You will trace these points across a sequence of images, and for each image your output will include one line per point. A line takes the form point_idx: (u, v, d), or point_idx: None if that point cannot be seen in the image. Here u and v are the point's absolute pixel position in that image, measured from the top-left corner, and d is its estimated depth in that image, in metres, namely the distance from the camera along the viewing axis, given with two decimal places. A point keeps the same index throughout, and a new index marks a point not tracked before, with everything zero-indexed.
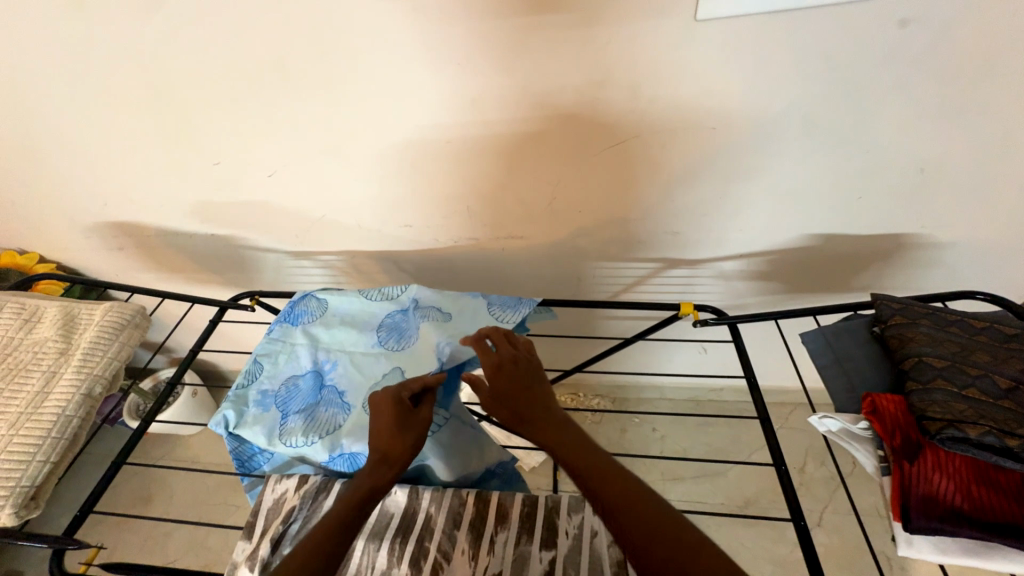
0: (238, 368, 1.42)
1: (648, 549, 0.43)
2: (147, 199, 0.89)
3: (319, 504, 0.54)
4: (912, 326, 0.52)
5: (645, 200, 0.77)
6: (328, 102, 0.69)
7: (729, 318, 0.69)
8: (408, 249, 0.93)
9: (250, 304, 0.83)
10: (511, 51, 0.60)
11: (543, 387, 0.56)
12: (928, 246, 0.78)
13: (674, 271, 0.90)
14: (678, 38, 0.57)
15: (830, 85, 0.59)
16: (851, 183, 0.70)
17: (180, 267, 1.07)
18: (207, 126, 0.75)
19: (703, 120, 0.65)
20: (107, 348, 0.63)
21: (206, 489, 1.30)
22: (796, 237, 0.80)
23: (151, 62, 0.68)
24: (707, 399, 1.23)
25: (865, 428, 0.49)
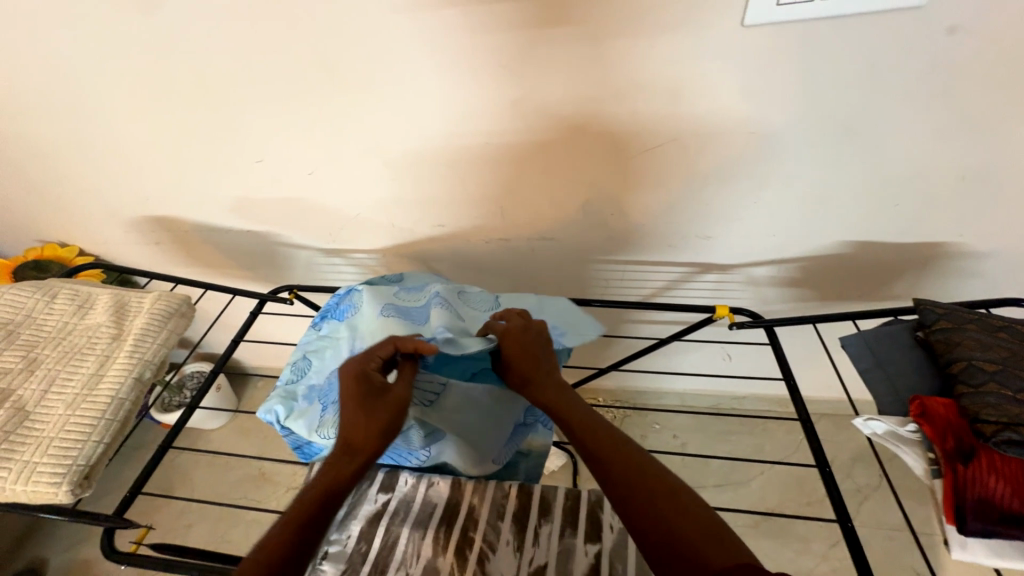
0: (262, 365, 1.44)
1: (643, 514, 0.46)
2: (189, 195, 0.92)
3: (363, 492, 0.60)
4: (960, 331, 0.52)
5: (680, 204, 0.78)
6: (372, 104, 0.71)
7: (766, 321, 0.70)
8: (439, 249, 0.94)
9: (288, 297, 0.85)
10: (557, 56, 0.62)
11: (550, 358, 0.58)
12: (963, 254, 0.78)
13: (703, 276, 0.90)
14: (725, 42, 0.58)
15: (874, 91, 0.60)
16: (890, 189, 0.70)
17: (213, 263, 1.09)
18: (253, 124, 0.78)
19: (744, 125, 0.66)
20: (157, 335, 0.66)
21: (227, 483, 1.31)
22: (830, 244, 0.80)
23: (206, 62, 0.70)
24: (729, 408, 1.22)
25: (914, 431, 0.49)
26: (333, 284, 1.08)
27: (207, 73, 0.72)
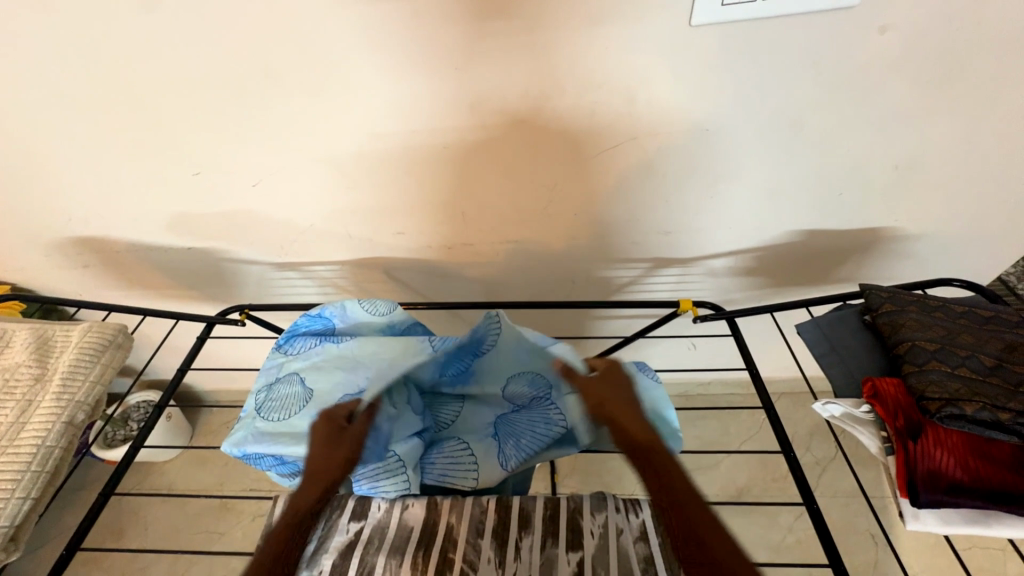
0: (216, 387, 1.36)
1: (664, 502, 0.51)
2: (117, 213, 0.84)
3: (333, 522, 0.59)
4: (902, 312, 0.55)
5: (639, 202, 0.78)
6: (320, 110, 0.68)
7: (727, 313, 0.72)
8: (400, 257, 0.91)
9: (239, 318, 0.80)
10: (511, 57, 0.61)
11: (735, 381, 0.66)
12: (900, 237, 0.84)
13: (665, 270, 0.92)
14: (674, 42, 0.59)
15: (816, 88, 0.63)
16: (833, 180, 0.74)
17: (152, 284, 1.01)
18: (186, 134, 0.72)
19: (696, 122, 0.67)
20: (88, 371, 0.67)
21: (185, 517, 1.23)
22: (783, 233, 0.83)
23: (126, 68, 0.64)
24: (696, 394, 1.26)
25: (867, 412, 0.52)
26: (290, 300, 1.03)
27: (128, 80, 0.65)
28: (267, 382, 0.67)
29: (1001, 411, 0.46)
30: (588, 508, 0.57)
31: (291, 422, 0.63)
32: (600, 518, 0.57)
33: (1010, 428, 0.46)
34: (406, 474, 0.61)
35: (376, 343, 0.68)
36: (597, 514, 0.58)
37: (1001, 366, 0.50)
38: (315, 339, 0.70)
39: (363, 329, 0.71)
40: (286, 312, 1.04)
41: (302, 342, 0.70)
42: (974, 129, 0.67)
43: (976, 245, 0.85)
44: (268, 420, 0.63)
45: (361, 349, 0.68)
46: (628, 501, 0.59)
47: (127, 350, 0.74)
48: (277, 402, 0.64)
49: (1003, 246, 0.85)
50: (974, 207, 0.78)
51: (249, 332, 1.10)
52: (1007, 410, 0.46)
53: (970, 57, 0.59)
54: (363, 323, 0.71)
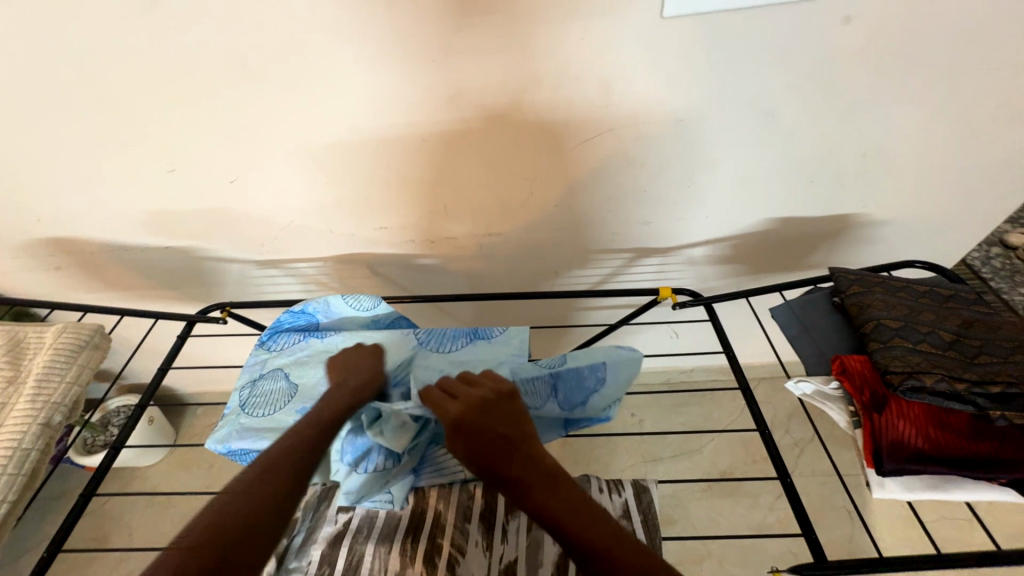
0: (199, 389, 1.34)
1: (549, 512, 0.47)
2: (90, 212, 0.82)
3: (321, 513, 0.60)
4: (869, 293, 0.58)
5: (619, 192, 0.80)
6: (297, 104, 0.67)
7: (705, 298, 0.74)
8: (383, 252, 0.91)
9: (220, 316, 0.79)
10: (489, 49, 0.61)
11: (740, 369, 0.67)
12: (869, 224, 0.87)
13: (646, 259, 0.94)
14: (647, 34, 0.60)
15: (785, 78, 0.65)
16: (804, 167, 0.76)
17: (129, 284, 0.99)
18: (158, 130, 0.70)
19: (671, 113, 0.69)
20: (64, 372, 0.66)
21: (171, 520, 1.22)
22: (758, 221, 0.86)
23: (92, 62, 0.62)
24: (680, 381, 1.29)
25: (836, 388, 0.55)
26: (272, 298, 1.02)
27: (95, 74, 0.63)
28: (249, 380, 0.66)
29: (959, 382, 0.49)
30: None
31: (276, 417, 0.63)
32: None
33: (967, 398, 0.48)
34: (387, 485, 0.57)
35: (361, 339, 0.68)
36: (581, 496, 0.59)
37: (959, 340, 0.53)
38: (300, 334, 0.70)
39: (349, 325, 0.71)
40: (269, 310, 1.03)
41: (286, 338, 0.70)
42: (934, 117, 0.70)
43: (939, 230, 0.89)
44: (253, 417, 0.63)
45: (344, 343, 0.68)
46: (611, 482, 0.61)
47: (105, 350, 0.73)
48: (261, 398, 0.64)
49: (963, 230, 0.89)
50: (937, 192, 0.81)
51: (232, 332, 1.09)
52: (964, 381, 0.49)
53: (929, 47, 0.62)
54: (352, 320, 0.71)
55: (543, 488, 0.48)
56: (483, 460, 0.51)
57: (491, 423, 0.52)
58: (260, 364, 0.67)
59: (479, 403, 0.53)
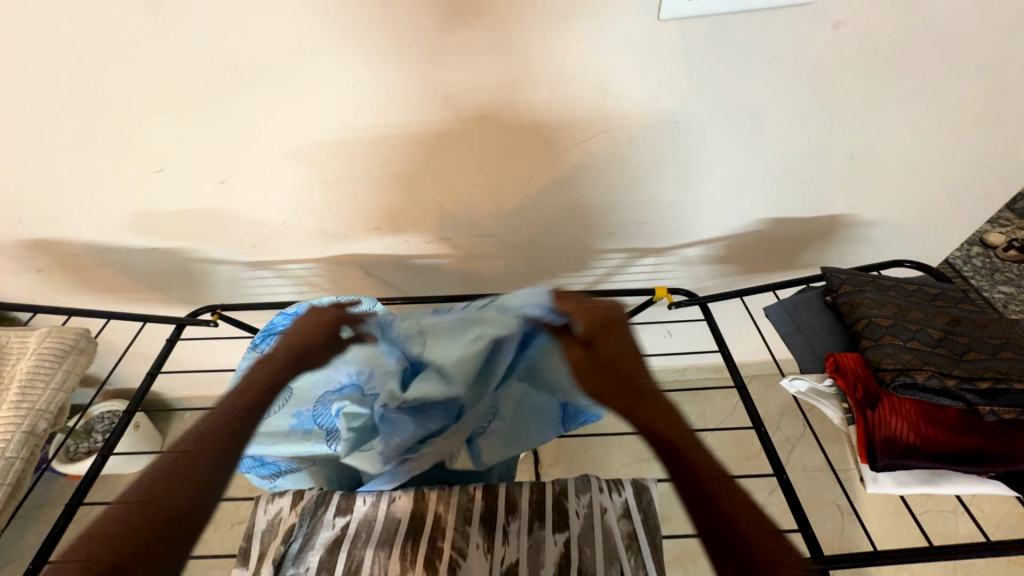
0: (187, 393, 1.31)
1: (662, 432, 0.56)
2: (73, 213, 0.80)
3: (318, 518, 0.57)
4: (859, 292, 0.59)
5: (614, 193, 0.80)
6: (290, 103, 0.66)
7: (700, 298, 0.75)
8: (378, 253, 0.91)
9: (211, 319, 0.77)
10: (485, 49, 0.61)
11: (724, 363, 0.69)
12: (858, 224, 0.89)
13: (641, 260, 0.95)
14: (643, 36, 0.61)
15: (777, 81, 0.66)
16: (795, 169, 0.78)
17: (115, 287, 0.97)
18: (145, 129, 0.68)
19: (666, 115, 0.69)
20: (50, 378, 0.65)
21: None
22: (750, 222, 0.87)
23: (76, 60, 0.61)
24: (673, 380, 1.30)
25: (830, 385, 0.56)
26: (264, 300, 1.00)
27: (80, 72, 0.62)
28: (241, 383, 0.65)
29: (949, 378, 0.50)
30: (572, 490, 0.59)
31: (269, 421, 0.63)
32: (585, 498, 0.59)
33: (956, 394, 0.49)
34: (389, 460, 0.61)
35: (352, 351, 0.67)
36: (582, 495, 0.59)
37: (947, 337, 0.54)
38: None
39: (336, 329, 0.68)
40: (260, 313, 1.01)
41: (279, 340, 0.69)
42: (920, 119, 0.71)
43: (925, 229, 0.91)
44: None
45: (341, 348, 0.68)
46: (611, 481, 0.60)
47: (92, 355, 0.71)
48: None
49: (948, 230, 0.91)
50: (923, 193, 0.83)
51: (222, 335, 1.07)
52: (953, 377, 0.50)
53: (915, 51, 0.63)
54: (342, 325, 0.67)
55: (657, 416, 0.57)
56: (607, 365, 0.62)
57: (626, 347, 0.63)
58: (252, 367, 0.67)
59: (621, 355, 0.62)
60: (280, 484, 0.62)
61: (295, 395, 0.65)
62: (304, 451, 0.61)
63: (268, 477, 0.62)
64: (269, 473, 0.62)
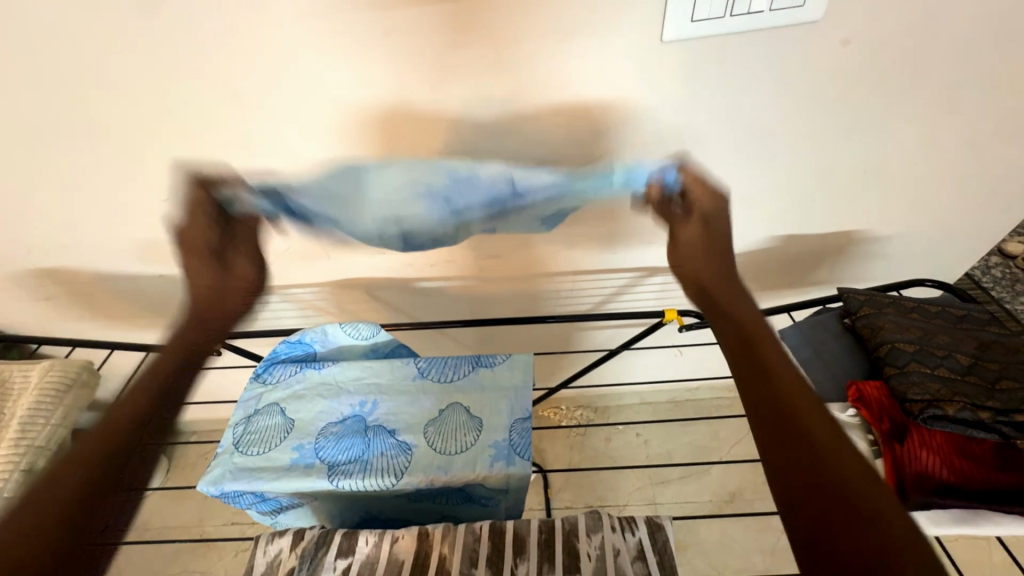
0: (192, 417, 1.31)
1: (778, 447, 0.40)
2: (83, 243, 0.80)
3: (319, 560, 0.55)
4: (879, 315, 0.57)
5: (619, 212, 0.79)
6: (295, 131, 0.66)
7: (712, 320, 0.72)
8: (384, 277, 0.90)
9: (214, 348, 0.77)
10: (486, 76, 0.61)
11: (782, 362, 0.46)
12: (873, 240, 0.86)
13: (651, 279, 0.93)
14: (647, 57, 0.60)
15: (785, 99, 0.65)
16: (807, 186, 0.76)
17: (123, 314, 0.97)
18: (152, 159, 0.69)
19: (672, 135, 0.68)
20: (48, 415, 0.69)
21: (163, 557, 1.18)
22: (760, 240, 0.85)
23: (90, 94, 0.62)
24: (684, 400, 1.27)
25: (853, 415, 0.53)
26: (269, 325, 1.00)
27: (94, 105, 0.63)
28: (243, 418, 0.64)
29: (982, 410, 0.47)
30: (583, 529, 0.56)
31: (271, 456, 0.60)
32: (596, 539, 0.56)
33: (990, 426, 0.47)
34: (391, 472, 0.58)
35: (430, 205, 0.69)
36: (593, 536, 0.57)
37: (977, 364, 0.52)
38: (296, 365, 0.68)
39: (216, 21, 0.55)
40: (265, 337, 1.01)
41: (282, 369, 0.68)
42: (935, 134, 0.69)
43: (944, 244, 0.88)
44: (247, 456, 0.60)
45: (346, 377, 0.67)
46: (624, 519, 0.58)
47: (91, 387, 0.77)
48: (255, 437, 0.61)
49: (967, 245, 0.88)
50: (940, 207, 0.80)
51: (227, 361, 1.07)
52: (987, 409, 0.47)
53: (926, 66, 0.62)
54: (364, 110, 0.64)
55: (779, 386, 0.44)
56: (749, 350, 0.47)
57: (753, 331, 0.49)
58: (254, 401, 0.65)
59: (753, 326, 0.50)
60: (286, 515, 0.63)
61: (296, 426, 0.62)
62: (305, 487, 0.57)
63: (273, 510, 0.61)
64: (274, 507, 0.61)
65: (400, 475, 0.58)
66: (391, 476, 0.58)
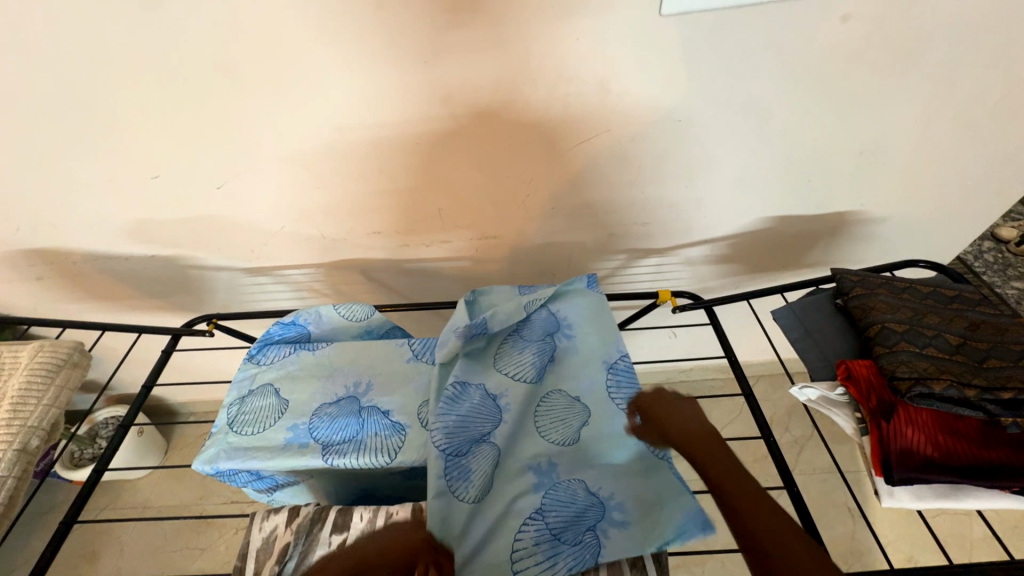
0: (189, 397, 1.31)
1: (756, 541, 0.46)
2: (70, 221, 0.79)
3: (315, 538, 0.50)
4: (872, 296, 0.57)
5: (616, 191, 0.78)
6: (283, 107, 0.64)
7: (705, 302, 0.72)
8: (378, 258, 0.89)
9: (207, 329, 0.76)
10: (478, 50, 0.59)
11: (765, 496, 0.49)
12: (869, 221, 0.86)
13: (646, 260, 0.93)
14: (644, 31, 0.58)
15: (784, 77, 0.63)
16: (804, 166, 0.75)
17: (115, 295, 0.96)
18: (137, 136, 0.67)
19: (669, 114, 0.67)
20: (42, 394, 0.68)
21: (165, 534, 1.20)
22: (755, 221, 0.85)
23: (67, 67, 0.59)
24: (677, 380, 1.29)
25: (842, 394, 0.53)
26: (263, 306, 0.99)
27: (73, 80, 0.60)
28: (237, 399, 0.63)
29: (969, 388, 0.48)
30: None
31: (266, 436, 0.60)
32: None
33: (977, 404, 0.47)
34: (398, 448, 0.58)
35: (530, 365, 0.63)
36: None
37: (966, 344, 0.52)
38: (291, 347, 0.68)
39: None
40: (259, 318, 1.00)
41: (276, 350, 0.68)
42: (936, 112, 0.68)
43: (938, 227, 0.88)
44: (241, 435, 0.60)
45: (340, 359, 0.67)
46: None
47: (85, 367, 0.75)
48: (249, 418, 0.62)
49: (961, 227, 0.88)
50: (936, 189, 0.80)
51: (222, 342, 1.07)
52: (974, 387, 0.48)
53: (929, 42, 0.60)
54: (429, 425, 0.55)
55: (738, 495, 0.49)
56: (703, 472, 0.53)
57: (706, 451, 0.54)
58: (248, 381, 0.65)
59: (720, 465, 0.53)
60: (279, 499, 0.61)
61: (291, 407, 0.63)
62: (300, 466, 0.57)
63: (266, 490, 0.61)
64: (268, 488, 0.60)
65: (394, 454, 0.58)
66: (389, 453, 0.58)
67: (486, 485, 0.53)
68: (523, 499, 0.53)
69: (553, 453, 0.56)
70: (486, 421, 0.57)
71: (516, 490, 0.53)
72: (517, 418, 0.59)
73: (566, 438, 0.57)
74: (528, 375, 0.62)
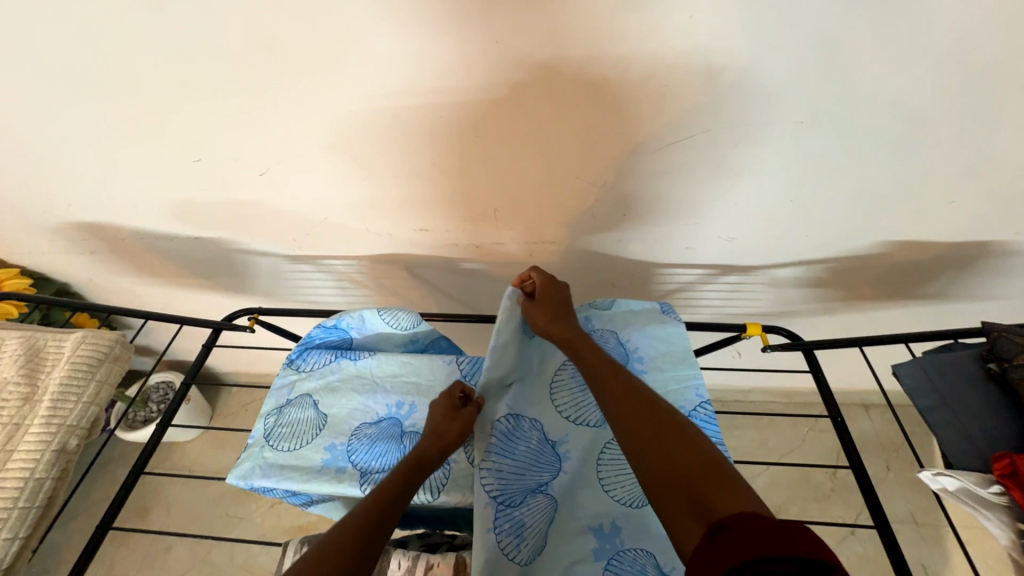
0: (233, 369, 1.34)
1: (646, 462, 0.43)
2: (118, 199, 0.76)
3: None
4: None
5: (702, 200, 0.67)
6: (335, 90, 0.57)
7: (804, 343, 0.61)
8: (425, 254, 0.83)
9: (247, 324, 0.72)
10: (566, 29, 0.49)
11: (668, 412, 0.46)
12: (1014, 254, 0.70)
13: (725, 278, 0.82)
14: (779, 10, 0.46)
15: (954, 75, 0.50)
16: (948, 185, 0.61)
17: (163, 271, 0.95)
18: (181, 115, 0.62)
19: (788, 113, 0.55)
20: (81, 389, 0.73)
21: (207, 499, 1.24)
22: (867, 244, 0.71)
23: (109, 38, 0.54)
24: (734, 401, 1.17)
25: (998, 494, 0.43)
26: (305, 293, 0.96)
27: (116, 52, 0.55)
28: (274, 408, 0.60)
29: None
30: None
31: (303, 454, 0.56)
32: None
33: None
34: (444, 486, 0.53)
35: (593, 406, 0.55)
36: None
37: None
38: (332, 353, 0.63)
39: None
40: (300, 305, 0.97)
41: (316, 356, 0.63)
42: None
43: None
44: (278, 451, 0.56)
45: (382, 372, 0.61)
46: None
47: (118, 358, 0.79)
48: (287, 431, 0.58)
49: None
50: None
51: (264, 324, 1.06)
52: None
53: None
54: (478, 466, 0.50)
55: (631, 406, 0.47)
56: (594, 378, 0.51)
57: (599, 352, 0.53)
58: (286, 389, 0.61)
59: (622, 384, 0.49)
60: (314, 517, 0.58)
61: (331, 422, 0.58)
62: (337, 493, 0.53)
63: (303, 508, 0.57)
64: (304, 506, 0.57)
65: (437, 491, 0.53)
66: (433, 489, 0.53)
67: (539, 547, 0.48)
68: (580, 566, 0.48)
69: (617, 514, 0.50)
70: (539, 466, 0.51)
71: (569, 557, 0.48)
72: (576, 467, 0.52)
73: (632, 498, 0.51)
74: (591, 418, 0.55)
